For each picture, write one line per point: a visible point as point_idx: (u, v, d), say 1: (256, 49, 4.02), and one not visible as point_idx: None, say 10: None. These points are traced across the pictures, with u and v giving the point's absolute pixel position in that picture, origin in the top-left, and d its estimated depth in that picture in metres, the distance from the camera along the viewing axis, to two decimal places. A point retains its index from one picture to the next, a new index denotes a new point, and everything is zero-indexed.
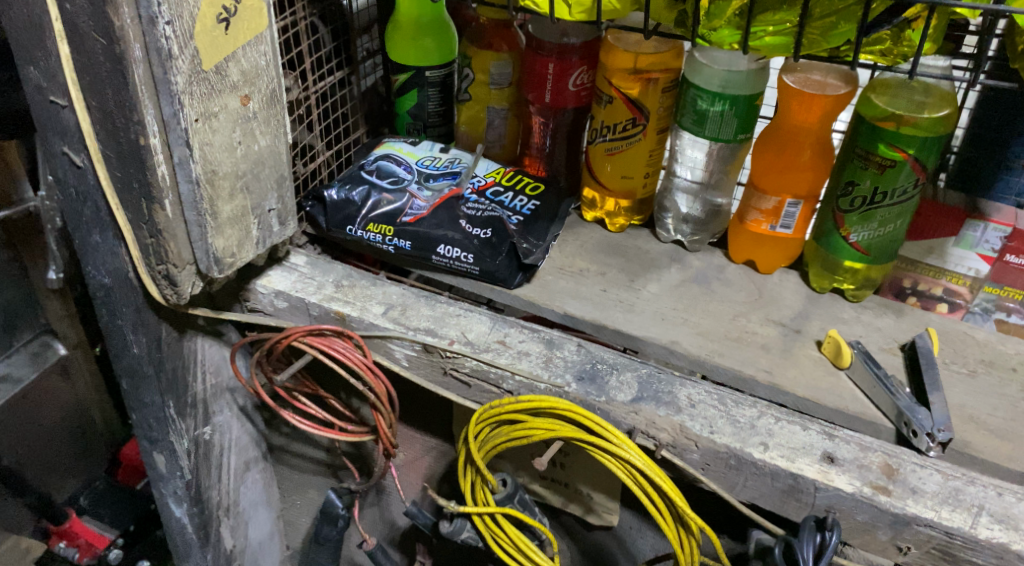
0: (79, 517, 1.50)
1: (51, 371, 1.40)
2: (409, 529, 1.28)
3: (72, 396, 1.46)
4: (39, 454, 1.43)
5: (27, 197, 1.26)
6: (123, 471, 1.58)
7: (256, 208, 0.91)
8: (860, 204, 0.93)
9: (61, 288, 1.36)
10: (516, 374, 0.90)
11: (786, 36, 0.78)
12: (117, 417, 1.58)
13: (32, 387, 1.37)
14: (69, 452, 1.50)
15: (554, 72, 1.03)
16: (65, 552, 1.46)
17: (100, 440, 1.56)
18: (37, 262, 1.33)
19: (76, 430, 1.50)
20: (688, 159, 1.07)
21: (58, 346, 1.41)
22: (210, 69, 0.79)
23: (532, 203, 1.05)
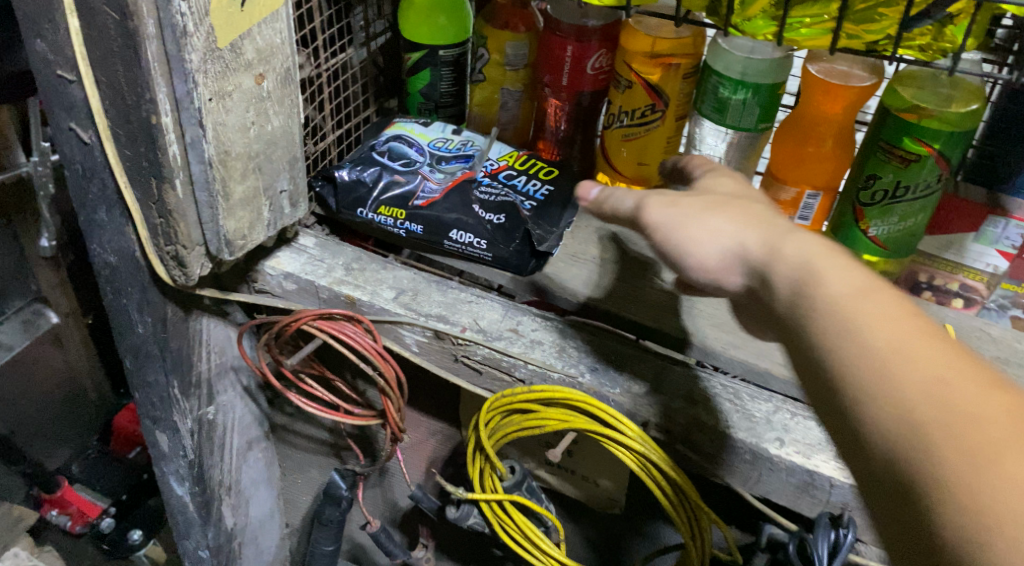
0: (71, 485, 1.53)
1: (44, 338, 1.38)
2: (412, 511, 1.27)
3: (65, 364, 1.45)
4: (30, 421, 1.43)
5: (19, 162, 1.21)
6: (116, 441, 1.57)
7: (267, 189, 0.89)
8: (881, 198, 0.91)
9: (55, 254, 1.34)
10: (529, 363, 0.89)
11: (822, 29, 0.76)
12: (109, 387, 1.58)
13: (26, 353, 1.36)
14: (61, 420, 1.50)
15: (572, 55, 1.01)
16: (57, 520, 1.49)
17: (92, 408, 1.56)
18: (33, 230, 1.30)
19: (66, 398, 1.49)
20: (708, 147, 1.03)
21: (50, 315, 1.39)
22: (225, 47, 0.76)
23: (546, 187, 1.04)
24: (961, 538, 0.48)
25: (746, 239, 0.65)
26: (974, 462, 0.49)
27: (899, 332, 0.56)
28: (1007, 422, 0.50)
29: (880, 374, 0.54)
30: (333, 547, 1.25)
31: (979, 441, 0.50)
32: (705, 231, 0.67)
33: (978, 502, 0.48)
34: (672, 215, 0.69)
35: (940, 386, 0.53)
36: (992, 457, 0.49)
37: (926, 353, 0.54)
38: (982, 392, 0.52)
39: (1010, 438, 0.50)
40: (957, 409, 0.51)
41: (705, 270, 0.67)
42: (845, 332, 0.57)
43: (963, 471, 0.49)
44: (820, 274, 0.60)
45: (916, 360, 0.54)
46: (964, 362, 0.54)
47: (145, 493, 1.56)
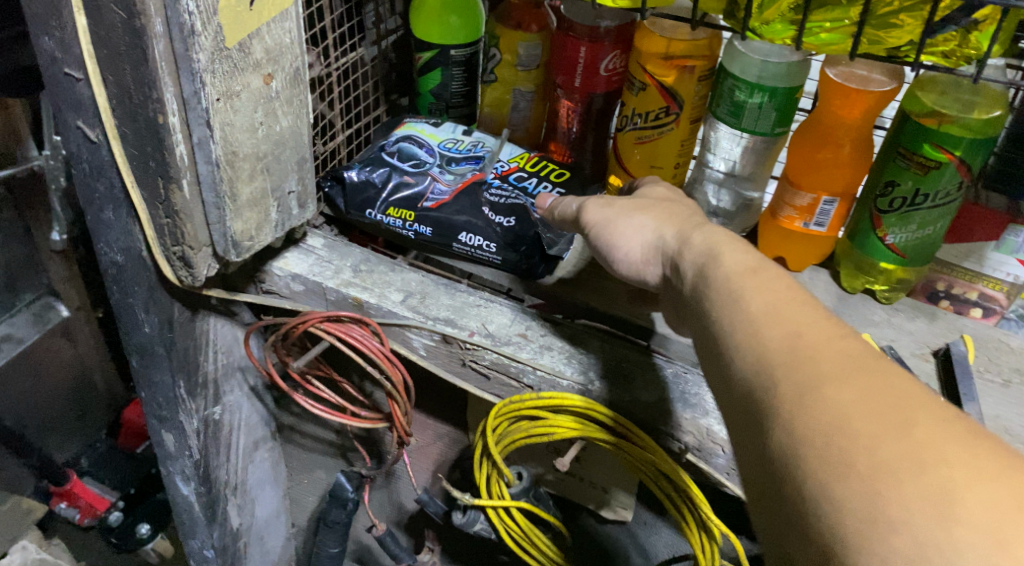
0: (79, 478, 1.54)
1: (54, 332, 1.38)
2: (418, 513, 1.26)
3: (74, 358, 1.45)
4: (39, 415, 1.43)
5: (31, 156, 1.20)
6: (125, 436, 1.58)
7: (276, 190, 0.88)
8: (899, 205, 0.89)
9: (66, 248, 1.33)
10: (538, 369, 0.88)
11: (843, 34, 0.75)
12: (119, 381, 1.57)
13: (35, 347, 1.35)
14: (70, 413, 1.50)
15: (585, 57, 1.00)
16: (66, 513, 1.51)
17: (101, 402, 1.56)
18: (43, 224, 1.30)
19: (75, 391, 1.49)
20: (723, 150, 1.01)
21: (60, 308, 1.39)
22: (233, 46, 0.75)
23: (556, 190, 1.02)
24: (784, 455, 0.54)
25: (663, 232, 0.76)
26: (802, 395, 0.55)
27: (772, 294, 0.63)
28: (841, 359, 0.56)
29: (743, 328, 0.62)
30: (338, 549, 1.24)
31: (810, 373, 0.56)
32: (630, 225, 0.79)
33: (796, 419, 0.54)
34: (606, 212, 0.81)
35: (793, 337, 0.59)
36: (818, 391, 0.55)
37: (787, 313, 0.61)
38: (829, 343, 0.58)
39: (841, 374, 0.55)
40: (799, 355, 0.58)
41: (629, 259, 0.78)
42: (729, 298, 0.64)
43: (793, 402, 0.55)
44: (722, 255, 0.69)
45: (782, 318, 0.61)
46: (823, 321, 0.60)
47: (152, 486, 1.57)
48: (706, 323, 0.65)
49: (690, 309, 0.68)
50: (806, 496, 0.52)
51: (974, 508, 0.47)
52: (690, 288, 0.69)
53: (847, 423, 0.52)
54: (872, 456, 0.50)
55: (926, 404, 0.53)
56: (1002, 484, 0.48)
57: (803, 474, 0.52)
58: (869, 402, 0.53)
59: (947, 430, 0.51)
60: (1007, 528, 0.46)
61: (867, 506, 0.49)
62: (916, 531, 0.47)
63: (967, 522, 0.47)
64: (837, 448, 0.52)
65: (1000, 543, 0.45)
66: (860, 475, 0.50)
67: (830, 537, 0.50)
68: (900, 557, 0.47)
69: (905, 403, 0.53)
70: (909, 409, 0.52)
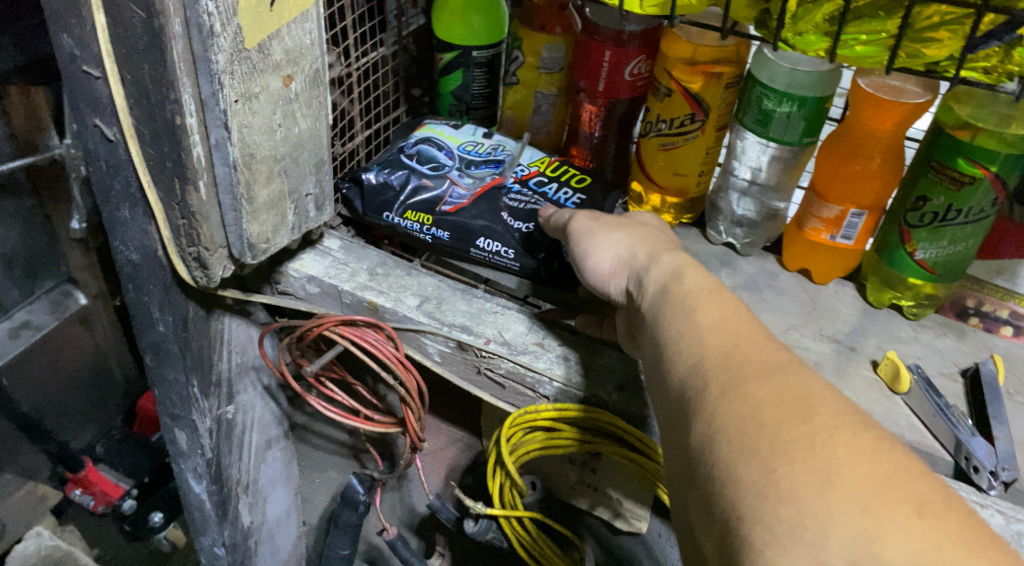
0: (94, 465, 1.54)
1: (72, 320, 1.38)
2: (430, 517, 1.25)
3: (92, 346, 1.45)
4: (55, 403, 1.43)
5: (52, 144, 1.19)
6: (141, 423, 1.57)
7: (293, 192, 0.87)
8: (930, 220, 0.87)
9: (85, 237, 1.33)
10: (554, 380, 0.87)
11: (879, 47, 0.73)
12: (136, 368, 1.57)
13: (54, 334, 1.35)
14: (86, 400, 1.50)
15: (610, 61, 0.98)
16: (82, 500, 1.52)
17: (118, 389, 1.56)
18: (63, 210, 1.29)
19: (93, 378, 1.49)
20: (751, 158, 0.99)
21: (79, 296, 1.39)
22: (253, 48, 0.74)
23: (577, 196, 0.99)
24: (701, 442, 0.60)
25: (634, 250, 0.78)
26: (724, 390, 0.61)
27: (720, 305, 0.68)
28: (768, 367, 0.62)
29: (688, 334, 0.66)
30: (349, 552, 1.23)
31: (738, 377, 0.61)
32: (604, 238, 0.80)
33: (718, 415, 0.60)
34: (587, 225, 0.83)
35: (730, 346, 0.64)
36: (738, 387, 0.60)
37: (725, 322, 0.66)
38: (754, 347, 0.64)
39: (761, 374, 0.61)
40: (726, 356, 0.63)
41: (599, 269, 0.80)
42: (680, 309, 0.69)
43: (716, 395, 0.61)
44: (682, 270, 0.72)
45: (725, 328, 0.65)
46: (761, 337, 0.65)
47: (164, 476, 1.57)
48: (650, 326, 0.70)
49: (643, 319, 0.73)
50: (713, 473, 0.58)
51: (851, 483, 0.54)
52: (646, 301, 0.73)
53: (757, 414, 0.58)
54: (772, 439, 0.56)
55: (826, 399, 0.59)
56: (876, 463, 0.54)
57: (714, 458, 0.58)
58: (779, 399, 0.59)
59: (842, 424, 0.57)
60: (877, 501, 0.53)
61: (762, 481, 0.55)
62: (800, 502, 0.54)
63: (843, 493, 0.53)
64: (745, 435, 0.58)
65: (867, 511, 0.52)
66: (760, 455, 0.56)
67: (729, 508, 0.56)
68: (784, 524, 0.53)
69: (808, 399, 0.59)
70: (811, 402, 0.58)
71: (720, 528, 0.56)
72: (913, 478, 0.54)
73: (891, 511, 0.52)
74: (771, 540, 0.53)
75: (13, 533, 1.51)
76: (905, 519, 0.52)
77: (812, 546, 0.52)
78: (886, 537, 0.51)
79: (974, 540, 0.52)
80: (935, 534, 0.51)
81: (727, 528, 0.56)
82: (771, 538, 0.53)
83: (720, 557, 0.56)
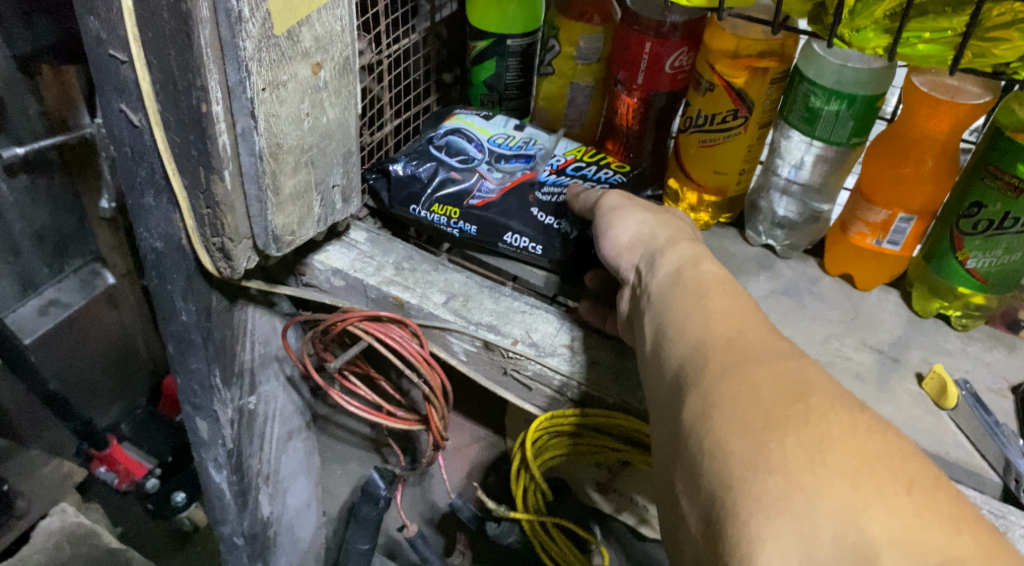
0: (120, 443, 1.52)
1: (100, 299, 1.37)
2: (451, 514, 1.23)
3: (119, 326, 1.44)
4: (79, 382, 1.43)
5: (83, 123, 1.18)
6: (164, 403, 1.57)
7: (320, 183, 0.84)
8: (984, 228, 0.82)
9: (114, 216, 1.31)
10: (583, 384, 0.84)
11: (943, 45, 0.70)
12: (161, 348, 1.56)
13: (80, 313, 1.34)
14: (111, 380, 1.49)
15: (650, 52, 0.94)
16: (105, 477, 1.48)
17: (143, 368, 1.55)
18: (92, 189, 1.28)
19: (119, 358, 1.49)
20: (795, 157, 0.95)
21: (106, 276, 1.38)
22: (282, 34, 0.71)
23: (619, 175, 0.98)
24: (695, 416, 0.60)
25: (656, 232, 0.77)
26: (724, 369, 0.61)
27: (726, 295, 0.68)
28: (770, 352, 0.62)
29: (693, 317, 0.67)
30: (368, 547, 1.22)
31: (738, 358, 0.61)
32: (633, 217, 0.79)
33: (714, 391, 0.60)
34: (621, 201, 0.82)
35: (733, 332, 0.64)
36: (739, 367, 0.61)
37: (731, 309, 0.66)
38: (757, 334, 0.64)
39: (763, 357, 0.61)
40: (728, 339, 0.63)
41: (616, 243, 0.78)
42: (691, 293, 0.69)
43: (716, 374, 0.61)
44: (699, 260, 0.72)
45: (728, 316, 0.66)
46: (764, 327, 0.65)
47: (187, 456, 1.55)
48: (655, 307, 0.70)
49: (646, 299, 0.72)
50: (704, 446, 0.58)
51: (842, 458, 0.54)
52: (655, 283, 0.72)
53: (755, 393, 0.59)
54: (768, 416, 0.57)
55: (823, 383, 0.60)
56: (866, 442, 0.55)
57: (707, 431, 0.58)
58: (778, 381, 0.59)
59: (837, 406, 0.58)
60: (865, 475, 0.54)
61: (756, 454, 0.55)
62: (791, 473, 0.54)
63: (832, 466, 0.54)
64: (743, 410, 0.58)
65: (855, 485, 0.53)
66: (756, 430, 0.57)
67: (718, 479, 0.56)
68: (771, 494, 0.54)
69: (806, 383, 0.59)
70: (808, 383, 0.59)
71: (705, 499, 0.57)
72: (900, 457, 0.55)
73: (878, 485, 0.53)
74: (758, 509, 0.54)
75: (37, 510, 1.51)
76: (891, 493, 0.53)
77: (799, 517, 0.53)
78: (872, 511, 0.53)
79: (953, 518, 0.53)
80: (918, 509, 0.53)
81: (714, 499, 0.56)
82: (758, 508, 0.54)
83: (703, 528, 0.57)
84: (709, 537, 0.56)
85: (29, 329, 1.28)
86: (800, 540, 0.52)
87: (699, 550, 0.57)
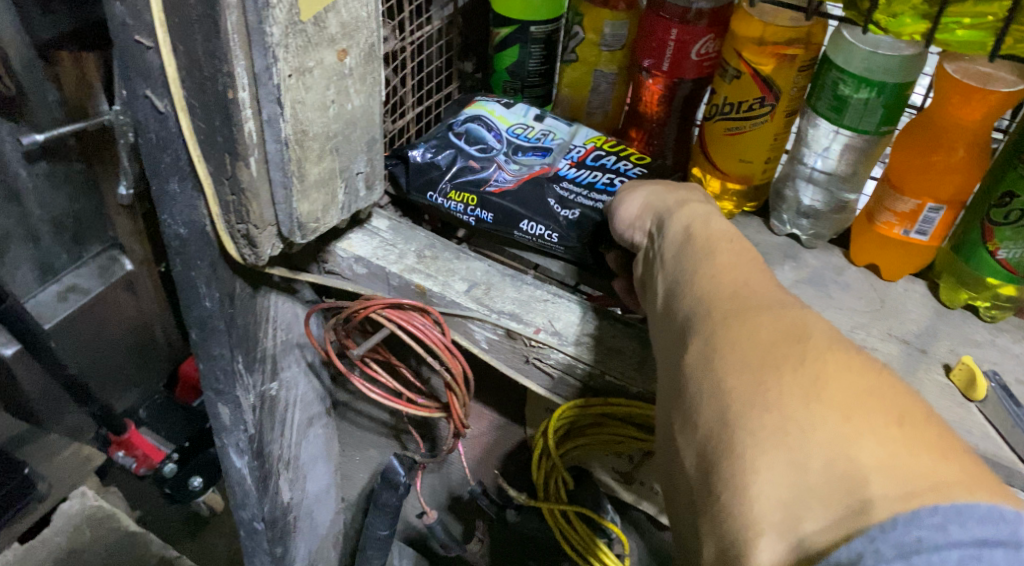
0: (139, 429, 1.54)
1: (118, 286, 1.37)
2: (469, 502, 1.24)
3: (136, 311, 1.45)
4: (99, 367, 1.44)
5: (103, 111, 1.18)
6: (182, 388, 1.58)
7: (344, 170, 0.84)
8: (1017, 218, 0.81)
9: (132, 205, 1.31)
10: (607, 373, 0.84)
11: (983, 31, 0.70)
12: (179, 335, 1.57)
13: (99, 299, 1.35)
14: (130, 365, 1.50)
15: (676, 40, 0.93)
16: (123, 461, 1.49)
17: (161, 354, 1.56)
18: (110, 175, 1.28)
19: (137, 343, 1.50)
20: (822, 146, 0.94)
21: (124, 262, 1.39)
22: (308, 20, 0.71)
23: (638, 168, 0.96)
24: (696, 360, 0.59)
25: (665, 197, 0.76)
26: (726, 314, 0.60)
27: (734, 248, 0.67)
28: (772, 299, 0.61)
29: (698, 269, 0.66)
30: (387, 533, 1.22)
31: (741, 305, 0.61)
32: (643, 187, 0.79)
33: (715, 334, 0.59)
34: (635, 183, 0.82)
35: (738, 281, 0.63)
36: (741, 312, 0.60)
37: (736, 261, 0.65)
38: (761, 285, 0.63)
39: (765, 304, 0.60)
40: (731, 289, 0.63)
41: (626, 215, 0.79)
42: (697, 246, 0.68)
43: (717, 320, 0.60)
44: (707, 215, 0.71)
45: (734, 266, 0.65)
46: (769, 279, 0.64)
47: (204, 442, 1.57)
48: (660, 263, 0.70)
49: (656, 258, 0.71)
50: (703, 387, 0.57)
51: (836, 395, 0.53)
52: (664, 240, 0.72)
53: (755, 336, 0.58)
54: (765, 357, 0.56)
55: (823, 329, 0.59)
56: (862, 380, 0.54)
57: (707, 373, 0.58)
58: (779, 324, 0.58)
59: (837, 349, 0.56)
60: (858, 408, 0.52)
61: (751, 390, 0.55)
62: (785, 408, 0.53)
63: (827, 401, 0.53)
64: (742, 350, 0.57)
65: (847, 418, 0.52)
66: (753, 369, 0.56)
67: (715, 417, 0.55)
68: (765, 428, 0.53)
69: (807, 327, 0.58)
70: (808, 328, 0.58)
71: (702, 438, 0.56)
72: (898, 396, 0.53)
73: (870, 418, 0.52)
74: (751, 442, 0.53)
75: (58, 493, 1.52)
76: (882, 426, 0.51)
77: (790, 448, 0.52)
78: (862, 441, 0.51)
79: (947, 450, 0.50)
80: (908, 440, 0.51)
81: (709, 437, 0.55)
82: (752, 440, 0.53)
83: (698, 463, 0.56)
84: (703, 475, 0.55)
85: (47, 314, 1.28)
86: (790, 470, 0.51)
87: (693, 491, 0.56)
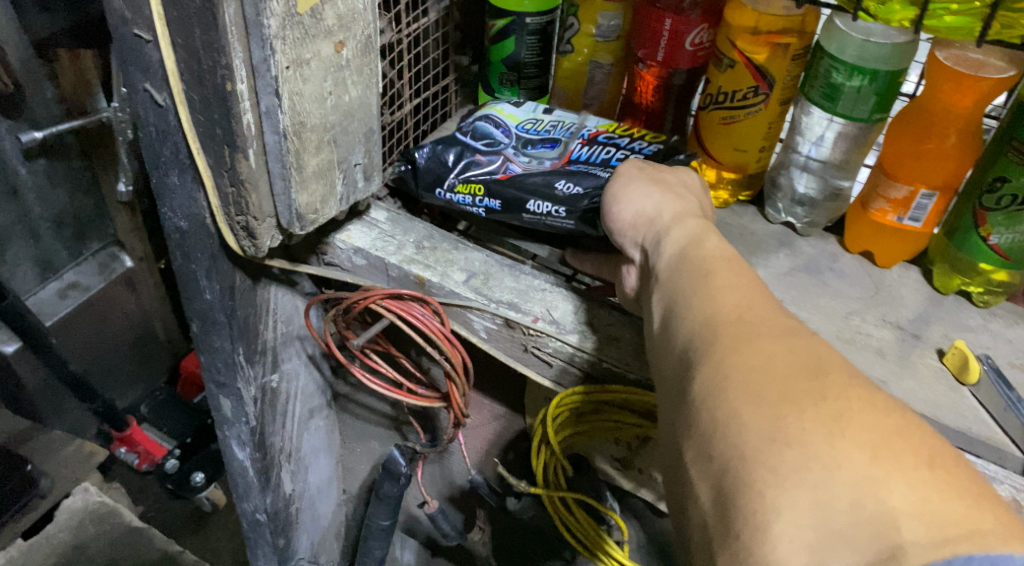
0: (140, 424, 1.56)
1: (118, 282, 1.38)
2: (469, 492, 1.25)
3: (138, 308, 1.45)
4: (101, 362, 1.45)
5: (100, 107, 1.19)
6: (182, 384, 1.59)
7: (342, 161, 0.85)
8: (1008, 204, 0.82)
9: (131, 200, 1.32)
10: (605, 361, 0.84)
11: (971, 17, 0.71)
12: (179, 331, 1.58)
13: (99, 295, 1.36)
14: (131, 360, 1.51)
15: (669, 30, 0.94)
16: (124, 457, 1.52)
17: (163, 349, 1.57)
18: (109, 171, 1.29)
19: (137, 339, 1.50)
20: (815, 135, 0.95)
21: (124, 259, 1.39)
22: (305, 12, 0.72)
23: (654, 145, 0.96)
24: (704, 389, 0.58)
25: (662, 209, 0.76)
26: (734, 341, 0.59)
27: (734, 269, 0.65)
28: (779, 326, 0.60)
29: (700, 292, 0.64)
30: (389, 523, 1.23)
31: (747, 333, 0.59)
32: (640, 193, 0.79)
33: (725, 364, 0.58)
34: (632, 170, 0.82)
35: (743, 306, 0.62)
36: (749, 341, 0.59)
37: (738, 281, 0.64)
38: (766, 309, 0.61)
39: (774, 332, 0.59)
40: (735, 314, 0.61)
41: (623, 219, 0.78)
42: (698, 267, 0.66)
43: (727, 349, 0.59)
44: (705, 234, 0.70)
45: (738, 289, 0.63)
46: (772, 302, 0.63)
47: (206, 437, 1.58)
48: (663, 285, 0.68)
49: (655, 275, 0.70)
50: (717, 419, 0.56)
51: (860, 433, 0.52)
52: (662, 258, 0.71)
53: (769, 368, 0.56)
54: (783, 390, 0.55)
55: (835, 359, 0.58)
56: (885, 418, 0.53)
57: (719, 404, 0.56)
58: (792, 355, 0.57)
59: (855, 382, 0.55)
60: (884, 447, 0.51)
61: (771, 427, 0.53)
62: (807, 446, 0.52)
63: (851, 440, 0.52)
64: (756, 383, 0.56)
65: (875, 458, 0.51)
66: (770, 404, 0.54)
67: (731, 451, 0.54)
68: (788, 466, 0.52)
69: (821, 358, 0.57)
70: (823, 360, 0.57)
71: (718, 470, 0.55)
72: (922, 433, 0.53)
73: (898, 459, 0.51)
74: (773, 481, 0.52)
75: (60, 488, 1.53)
76: (911, 467, 0.51)
77: (815, 488, 0.51)
78: (890, 483, 0.50)
79: (977, 493, 0.50)
80: (939, 483, 0.50)
81: (725, 471, 0.54)
82: (774, 479, 0.52)
83: (715, 497, 0.55)
84: (721, 510, 0.54)
85: (49, 311, 1.29)
86: (815, 512, 0.50)
87: (709, 525, 0.55)
